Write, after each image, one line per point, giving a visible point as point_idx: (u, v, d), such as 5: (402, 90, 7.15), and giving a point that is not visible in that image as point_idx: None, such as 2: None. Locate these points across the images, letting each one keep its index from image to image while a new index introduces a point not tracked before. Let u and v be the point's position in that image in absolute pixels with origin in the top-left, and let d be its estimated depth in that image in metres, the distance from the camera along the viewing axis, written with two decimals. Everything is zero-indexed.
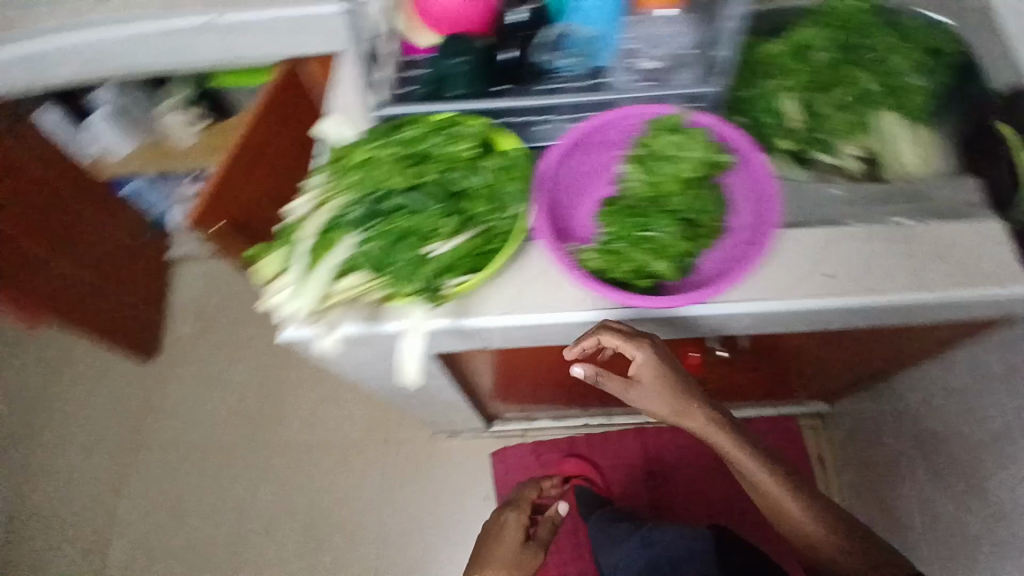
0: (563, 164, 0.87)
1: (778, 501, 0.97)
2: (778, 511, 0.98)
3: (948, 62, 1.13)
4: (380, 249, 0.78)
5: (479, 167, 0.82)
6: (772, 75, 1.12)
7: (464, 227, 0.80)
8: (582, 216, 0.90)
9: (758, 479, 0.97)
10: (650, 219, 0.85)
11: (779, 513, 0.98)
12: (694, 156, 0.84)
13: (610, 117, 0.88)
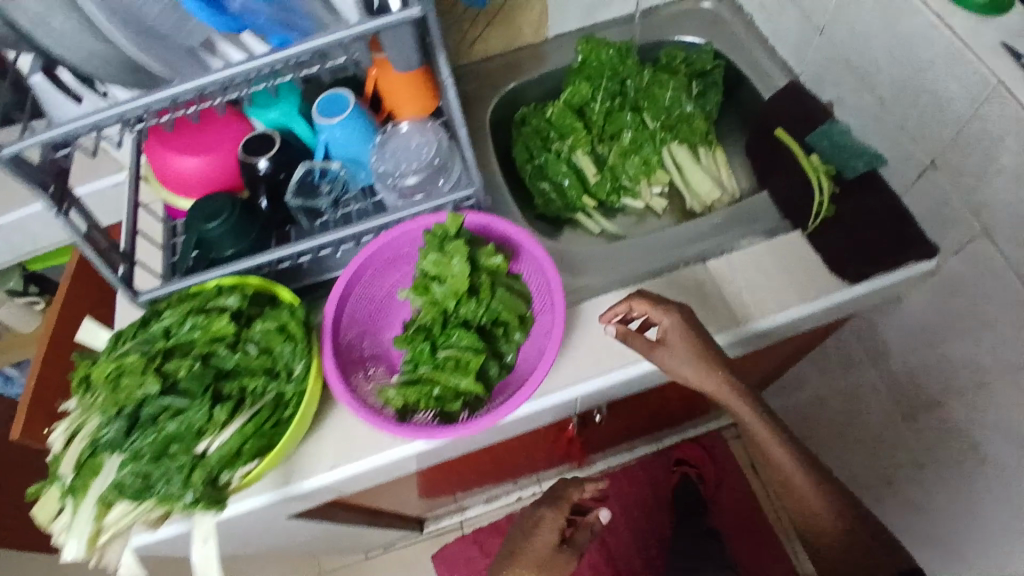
0: (346, 303, 0.84)
1: (778, 475, 0.80)
2: (783, 483, 0.80)
3: (715, 86, 1.12)
4: (146, 467, 0.70)
5: (244, 339, 0.77)
6: (558, 141, 1.15)
7: (238, 410, 0.74)
8: (382, 346, 0.87)
9: (745, 426, 0.80)
10: (441, 342, 0.79)
11: (785, 486, 0.80)
12: (465, 271, 0.77)
13: (379, 244, 0.84)
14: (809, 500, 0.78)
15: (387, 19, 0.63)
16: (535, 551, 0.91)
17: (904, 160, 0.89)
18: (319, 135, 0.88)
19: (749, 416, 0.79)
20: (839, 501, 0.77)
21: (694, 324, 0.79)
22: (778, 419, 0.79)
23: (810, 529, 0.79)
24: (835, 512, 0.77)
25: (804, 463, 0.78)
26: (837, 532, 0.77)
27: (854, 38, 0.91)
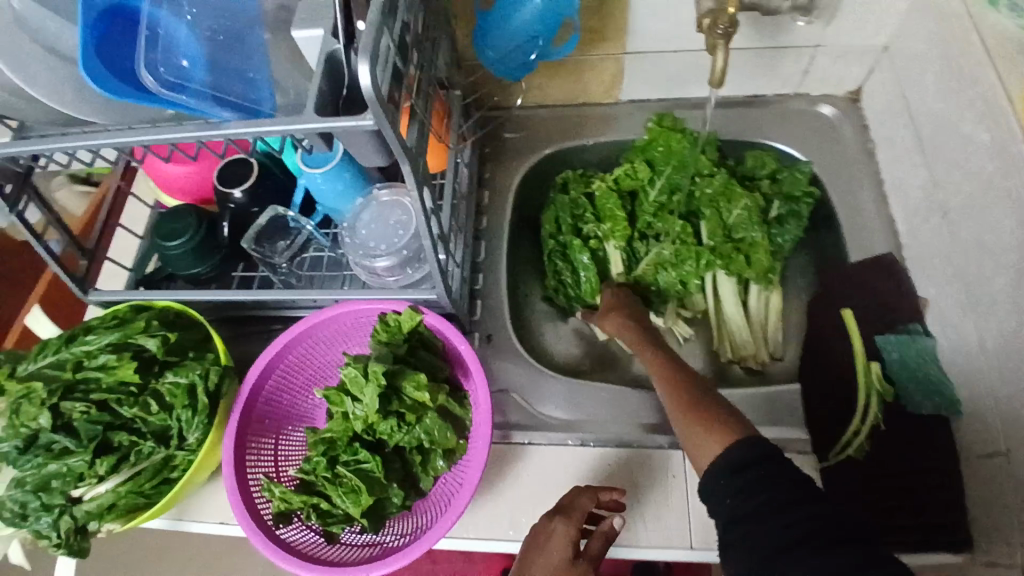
0: (271, 374, 0.77)
1: (673, 404, 0.70)
2: (676, 413, 0.69)
3: (799, 221, 0.90)
4: (23, 497, 0.67)
5: (150, 392, 0.71)
6: (594, 221, 0.93)
7: (122, 465, 0.69)
8: (297, 427, 0.81)
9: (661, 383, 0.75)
10: (341, 459, 0.71)
11: (681, 412, 0.69)
12: (375, 402, 0.68)
13: (320, 320, 0.76)
14: (686, 406, 0.69)
15: (340, 124, 0.51)
16: (557, 537, 0.66)
17: (973, 428, 0.68)
18: (300, 180, 0.77)
19: (660, 370, 0.76)
20: (710, 414, 0.66)
21: (634, 306, 0.89)
22: (702, 380, 0.73)
23: (693, 425, 0.66)
24: (708, 420, 0.65)
25: (686, 393, 0.70)
26: (708, 430, 0.64)
27: (979, 250, 0.68)
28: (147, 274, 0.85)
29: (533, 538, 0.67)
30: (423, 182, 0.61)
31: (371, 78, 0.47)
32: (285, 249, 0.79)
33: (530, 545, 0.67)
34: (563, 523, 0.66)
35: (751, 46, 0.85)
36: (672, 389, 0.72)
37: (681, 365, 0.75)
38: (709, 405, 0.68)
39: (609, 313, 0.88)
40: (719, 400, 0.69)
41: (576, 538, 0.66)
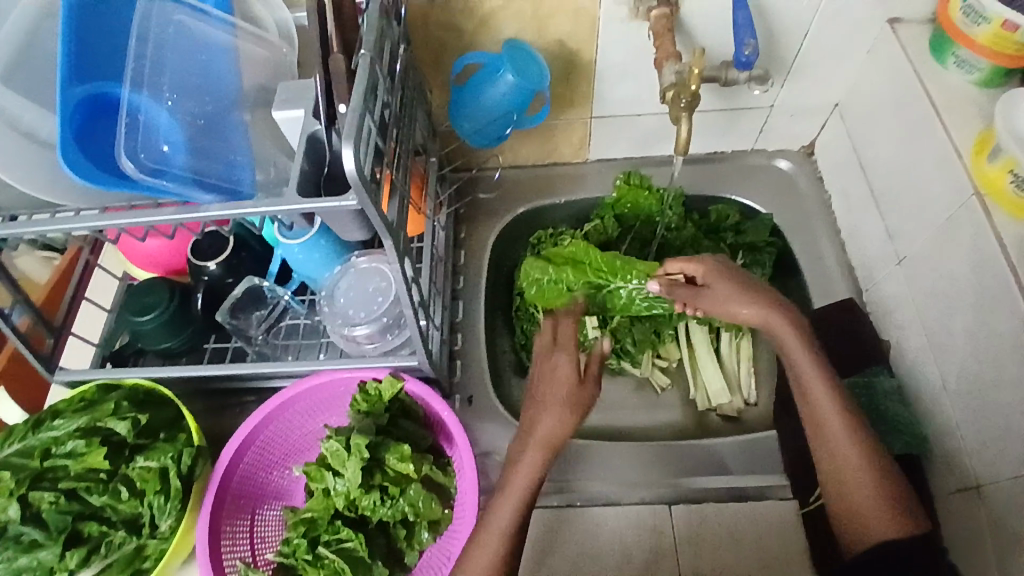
0: (246, 453, 0.74)
1: (828, 454, 0.67)
2: (831, 478, 0.67)
3: (764, 271, 0.92)
4: None
5: (120, 478, 0.68)
6: None
7: (93, 557, 0.65)
8: (274, 505, 0.78)
9: (810, 413, 0.69)
10: (323, 539, 0.68)
11: (838, 482, 0.66)
12: (356, 476, 0.66)
13: (294, 393, 0.75)
14: (853, 465, 0.66)
15: (324, 204, 0.52)
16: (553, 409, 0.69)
17: (943, 469, 0.71)
18: (276, 250, 0.76)
19: (823, 395, 0.68)
20: (898, 502, 0.64)
21: (728, 267, 0.76)
22: (863, 423, 0.68)
23: (859, 508, 0.65)
24: (889, 506, 0.64)
25: (863, 445, 0.66)
26: (891, 521, 0.64)
27: (934, 297, 0.72)
28: (116, 350, 0.82)
29: (540, 371, 0.73)
30: (405, 252, 0.61)
31: (355, 161, 0.48)
32: (261, 320, 0.79)
33: (541, 376, 0.72)
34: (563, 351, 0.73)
35: (711, 108, 0.90)
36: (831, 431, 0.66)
37: (845, 400, 0.68)
38: (883, 475, 0.65)
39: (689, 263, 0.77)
40: (881, 456, 0.66)
41: (566, 425, 0.68)
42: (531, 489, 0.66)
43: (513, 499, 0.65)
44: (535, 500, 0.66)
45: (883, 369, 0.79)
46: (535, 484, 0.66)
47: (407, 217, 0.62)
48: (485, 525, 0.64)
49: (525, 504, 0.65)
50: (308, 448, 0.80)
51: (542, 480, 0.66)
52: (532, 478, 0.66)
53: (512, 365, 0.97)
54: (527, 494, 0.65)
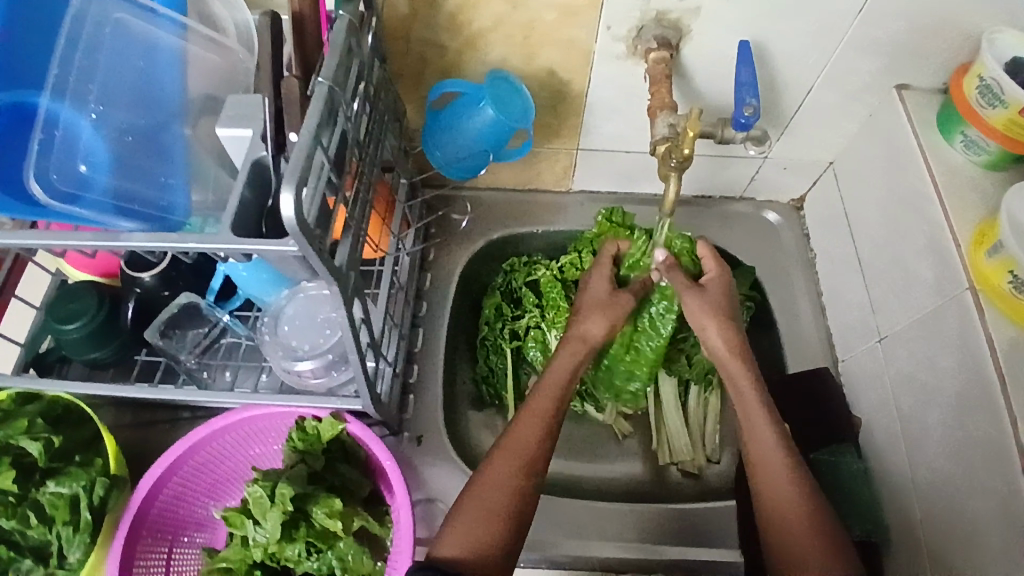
0: (167, 485, 0.68)
1: (767, 494, 0.64)
2: (768, 514, 0.64)
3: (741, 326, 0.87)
4: None
5: (29, 502, 0.60)
6: (536, 309, 0.90)
7: None
8: (193, 537, 0.72)
9: (759, 459, 0.67)
10: None
11: (774, 518, 0.63)
12: (277, 529, 0.61)
13: (227, 423, 0.69)
14: (793, 506, 0.63)
15: (261, 247, 0.46)
16: (559, 367, 0.73)
17: (904, 562, 0.68)
18: (220, 266, 0.70)
19: (775, 449, 0.66)
20: (835, 543, 0.61)
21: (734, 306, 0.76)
22: (803, 467, 0.66)
23: (799, 541, 0.61)
24: (821, 541, 0.60)
25: (802, 487, 0.64)
26: (831, 559, 0.59)
27: (911, 383, 0.70)
28: (40, 354, 0.75)
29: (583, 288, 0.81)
30: (355, 294, 0.56)
31: (294, 207, 0.41)
32: (196, 340, 0.73)
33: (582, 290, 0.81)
34: (598, 271, 0.81)
35: (703, 152, 0.85)
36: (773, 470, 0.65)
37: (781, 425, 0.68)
38: (818, 516, 0.62)
39: (711, 259, 0.80)
40: (816, 497, 0.64)
41: (567, 384, 0.71)
42: (535, 435, 0.65)
43: (517, 445, 0.64)
44: (542, 448, 0.65)
45: (852, 448, 0.77)
46: (541, 431, 0.66)
47: (360, 257, 0.56)
48: (487, 468, 0.63)
49: (529, 451, 0.64)
50: (236, 481, 0.74)
51: (550, 427, 0.67)
52: (536, 426, 0.66)
53: (471, 397, 0.92)
54: (534, 441, 0.65)
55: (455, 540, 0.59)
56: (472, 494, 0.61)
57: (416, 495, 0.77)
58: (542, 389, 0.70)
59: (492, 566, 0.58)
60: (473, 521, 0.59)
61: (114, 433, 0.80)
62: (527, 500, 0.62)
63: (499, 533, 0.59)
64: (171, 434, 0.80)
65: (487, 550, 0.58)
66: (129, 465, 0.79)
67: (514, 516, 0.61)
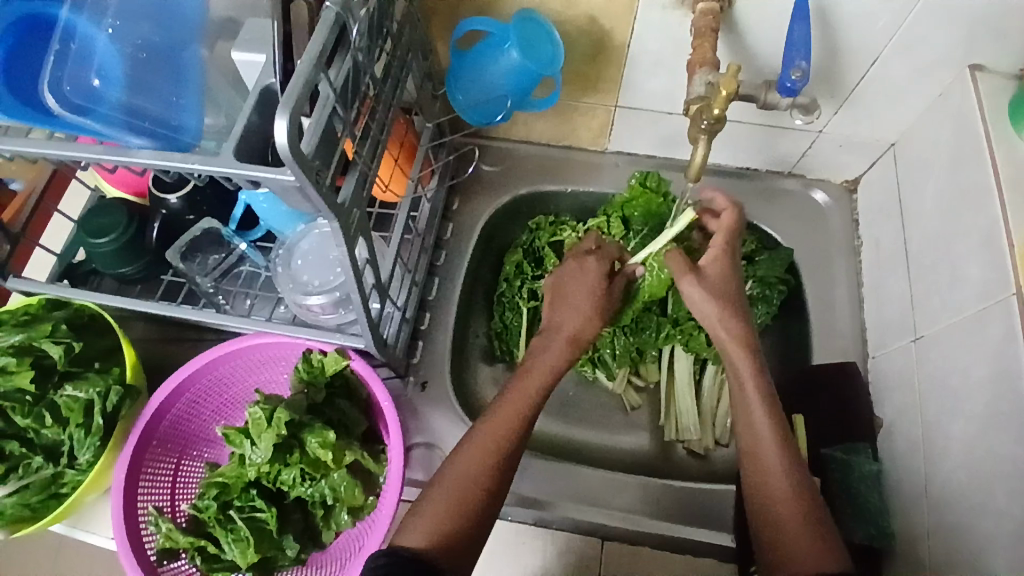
0: (179, 399, 0.73)
1: (759, 484, 0.61)
2: (756, 501, 0.61)
3: (769, 310, 0.83)
4: None
5: (46, 403, 0.67)
6: (556, 271, 0.88)
7: (10, 476, 0.66)
8: (202, 452, 0.77)
9: (752, 449, 0.64)
10: (236, 504, 0.67)
11: (761, 505, 0.60)
12: (272, 450, 0.64)
13: (237, 347, 0.71)
14: (784, 495, 0.59)
15: (259, 174, 0.46)
16: (543, 362, 0.69)
17: (904, 573, 0.65)
18: (241, 195, 0.71)
19: (769, 437, 0.63)
20: (825, 537, 0.56)
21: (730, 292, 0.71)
22: (800, 458, 0.62)
23: (787, 531, 0.57)
24: (810, 532, 0.57)
25: (795, 478, 0.60)
26: (820, 554, 0.55)
27: (941, 389, 0.65)
28: (73, 264, 0.80)
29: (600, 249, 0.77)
30: (358, 233, 0.55)
31: (288, 133, 0.41)
32: (215, 264, 0.76)
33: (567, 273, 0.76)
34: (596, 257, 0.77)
35: (752, 120, 0.79)
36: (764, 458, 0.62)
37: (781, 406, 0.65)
38: (809, 508, 0.58)
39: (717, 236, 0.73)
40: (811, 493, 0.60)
41: (551, 379, 0.68)
42: (510, 429, 0.63)
43: (491, 436, 0.62)
44: (516, 443, 0.63)
45: (869, 449, 0.72)
46: (517, 427, 0.63)
47: (367, 196, 0.55)
48: (458, 458, 0.61)
49: (501, 445, 0.62)
50: (243, 403, 0.78)
51: (526, 422, 0.65)
52: (512, 420, 0.64)
53: (483, 351, 0.92)
54: (508, 434, 0.63)
55: (418, 531, 0.57)
56: (439, 483, 0.60)
57: (415, 440, 0.78)
58: (525, 381, 0.67)
59: (454, 558, 0.56)
60: (437, 512, 0.58)
61: (141, 344, 0.84)
62: (494, 493, 0.60)
63: (463, 525, 0.58)
64: (192, 352, 0.84)
65: (450, 542, 0.56)
66: (151, 375, 0.83)
67: (479, 512, 0.59)
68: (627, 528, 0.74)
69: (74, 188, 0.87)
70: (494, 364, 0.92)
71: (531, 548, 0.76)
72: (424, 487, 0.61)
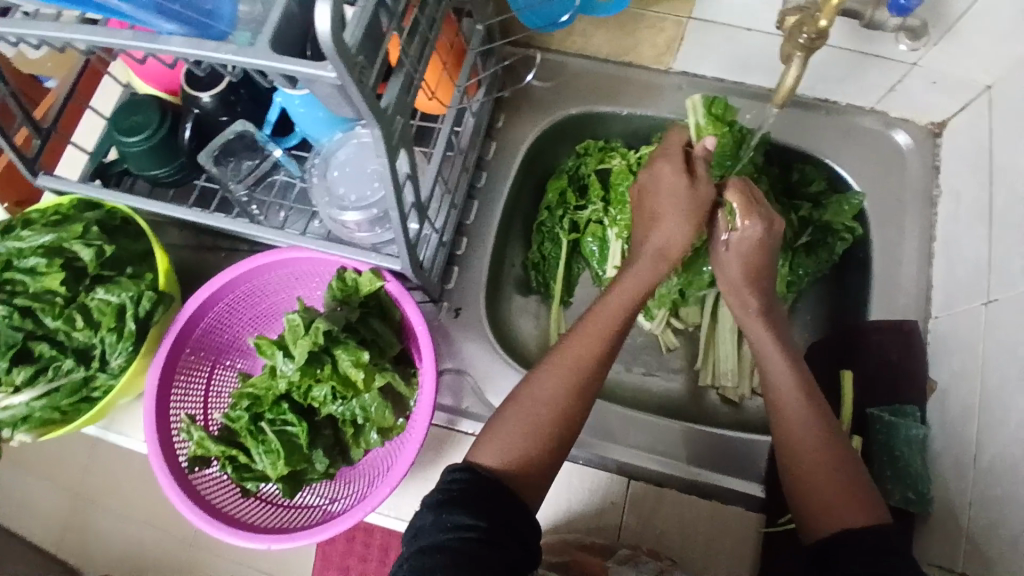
0: (210, 309, 0.72)
1: (788, 442, 0.59)
2: (784, 458, 0.59)
3: (831, 258, 0.80)
4: None
5: (77, 305, 0.67)
6: (601, 203, 0.82)
7: (41, 377, 0.66)
8: (235, 362, 0.76)
9: (773, 400, 0.61)
10: (267, 416, 0.67)
11: (791, 462, 0.59)
12: (303, 360, 0.63)
13: (270, 260, 0.70)
14: (811, 446, 0.58)
15: (291, 68, 0.41)
16: (630, 286, 0.64)
17: (938, 540, 0.63)
18: (274, 97, 0.67)
19: (788, 395, 0.60)
20: (856, 488, 0.56)
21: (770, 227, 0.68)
22: (823, 408, 0.60)
23: (814, 483, 0.57)
24: (845, 484, 0.56)
25: (821, 435, 0.58)
26: (851, 506, 0.55)
27: (1011, 358, 0.60)
28: (103, 164, 0.77)
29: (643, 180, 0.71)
30: (403, 138, 0.50)
31: (331, 21, 0.36)
32: (248, 171, 0.72)
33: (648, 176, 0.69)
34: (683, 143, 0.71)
35: (841, 45, 0.70)
36: (786, 416, 0.60)
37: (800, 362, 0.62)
38: (836, 460, 0.57)
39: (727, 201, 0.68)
40: (837, 441, 0.58)
41: (638, 303, 0.64)
42: (590, 355, 0.60)
43: (568, 364, 0.59)
44: (595, 375, 0.59)
45: (918, 413, 0.69)
46: (597, 355, 0.60)
47: (412, 104, 0.50)
48: (535, 383, 0.59)
49: (581, 369, 0.59)
50: (277, 316, 0.77)
51: (606, 355, 0.61)
52: (594, 344, 0.60)
53: (518, 282, 0.88)
54: (584, 364, 0.59)
55: (493, 450, 0.56)
56: (516, 408, 0.58)
57: (447, 364, 0.77)
58: (607, 309, 0.63)
59: (526, 481, 0.56)
60: (513, 436, 0.56)
61: (175, 251, 0.83)
62: (571, 418, 0.58)
63: (537, 454, 0.56)
64: (225, 262, 0.82)
65: (524, 465, 0.55)
66: (183, 282, 0.82)
67: (554, 441, 0.57)
68: (655, 469, 0.72)
69: (105, 85, 0.83)
70: (529, 296, 0.89)
71: (557, 482, 0.74)
72: (500, 408, 0.59)
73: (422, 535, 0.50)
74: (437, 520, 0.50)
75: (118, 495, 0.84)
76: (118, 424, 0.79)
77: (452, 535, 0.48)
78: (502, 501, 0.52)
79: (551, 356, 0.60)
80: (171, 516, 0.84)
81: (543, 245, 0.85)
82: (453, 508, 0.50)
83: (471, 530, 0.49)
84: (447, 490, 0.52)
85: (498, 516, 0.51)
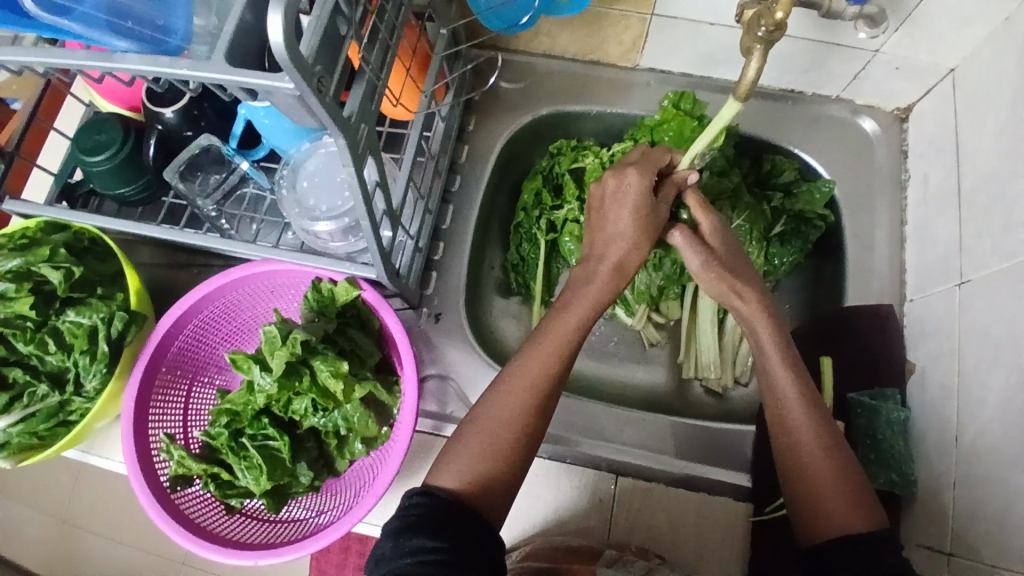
0: (185, 327, 0.71)
1: (790, 445, 0.58)
2: (788, 465, 0.58)
3: (805, 246, 0.81)
4: None
5: (48, 329, 0.66)
6: (576, 201, 0.81)
7: (15, 405, 0.65)
8: (213, 378, 0.75)
9: (775, 406, 0.60)
10: (247, 432, 0.66)
11: (795, 469, 0.57)
12: (281, 372, 0.63)
13: (244, 274, 0.69)
14: (815, 450, 0.57)
15: (251, 80, 0.41)
16: (586, 296, 0.63)
17: (923, 520, 0.64)
18: (240, 109, 0.66)
19: (791, 399, 0.59)
20: (858, 490, 0.55)
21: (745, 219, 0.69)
22: (824, 411, 0.59)
23: (822, 487, 0.55)
24: (849, 488, 0.55)
25: (825, 438, 0.57)
26: (852, 510, 0.54)
27: (983, 338, 0.61)
28: (69, 184, 0.75)
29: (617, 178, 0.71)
30: (368, 145, 0.50)
31: (285, 32, 0.36)
32: (216, 185, 0.72)
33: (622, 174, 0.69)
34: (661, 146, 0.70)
35: (803, 36, 0.71)
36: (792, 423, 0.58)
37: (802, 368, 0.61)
38: (839, 465, 0.56)
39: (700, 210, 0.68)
40: (839, 444, 0.58)
41: (591, 315, 0.62)
42: (550, 369, 0.59)
43: (526, 379, 0.58)
44: (553, 391, 0.59)
45: (898, 396, 0.70)
46: (555, 370, 0.59)
47: (377, 112, 0.50)
48: (494, 401, 0.58)
49: (540, 384, 0.58)
50: (253, 330, 0.76)
51: (564, 369, 0.60)
52: (553, 358, 0.59)
53: (498, 284, 0.88)
54: (545, 380, 0.58)
55: (451, 472, 0.55)
56: (473, 429, 0.57)
57: (429, 371, 0.76)
58: (563, 320, 0.62)
59: (490, 500, 0.55)
60: (472, 457, 0.56)
61: (147, 270, 0.82)
62: (531, 435, 0.58)
63: (500, 473, 0.56)
64: (199, 278, 0.81)
65: (485, 487, 0.55)
66: (157, 301, 0.81)
67: (516, 458, 0.57)
68: (642, 465, 0.73)
69: (69, 104, 0.82)
70: (509, 297, 0.88)
71: (543, 482, 0.74)
72: (459, 427, 0.59)
73: (383, 563, 0.49)
74: (397, 545, 0.49)
75: (104, 520, 0.83)
76: (98, 447, 0.77)
77: (413, 559, 0.48)
78: (467, 522, 0.51)
79: (510, 374, 0.59)
80: (158, 538, 0.83)
81: (521, 246, 0.85)
82: (413, 533, 0.49)
83: (432, 552, 0.48)
84: (404, 516, 0.51)
85: (460, 535, 0.50)
